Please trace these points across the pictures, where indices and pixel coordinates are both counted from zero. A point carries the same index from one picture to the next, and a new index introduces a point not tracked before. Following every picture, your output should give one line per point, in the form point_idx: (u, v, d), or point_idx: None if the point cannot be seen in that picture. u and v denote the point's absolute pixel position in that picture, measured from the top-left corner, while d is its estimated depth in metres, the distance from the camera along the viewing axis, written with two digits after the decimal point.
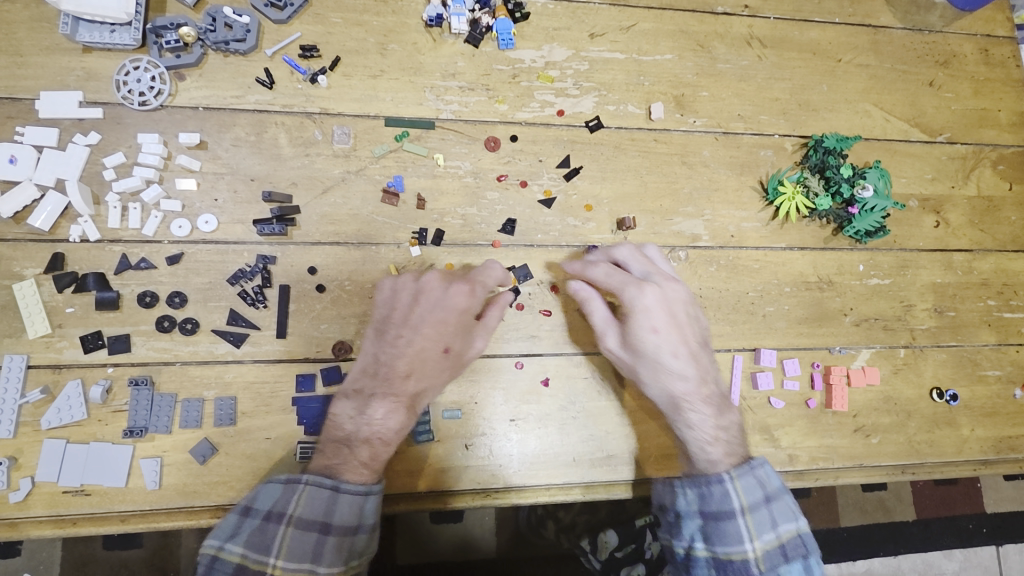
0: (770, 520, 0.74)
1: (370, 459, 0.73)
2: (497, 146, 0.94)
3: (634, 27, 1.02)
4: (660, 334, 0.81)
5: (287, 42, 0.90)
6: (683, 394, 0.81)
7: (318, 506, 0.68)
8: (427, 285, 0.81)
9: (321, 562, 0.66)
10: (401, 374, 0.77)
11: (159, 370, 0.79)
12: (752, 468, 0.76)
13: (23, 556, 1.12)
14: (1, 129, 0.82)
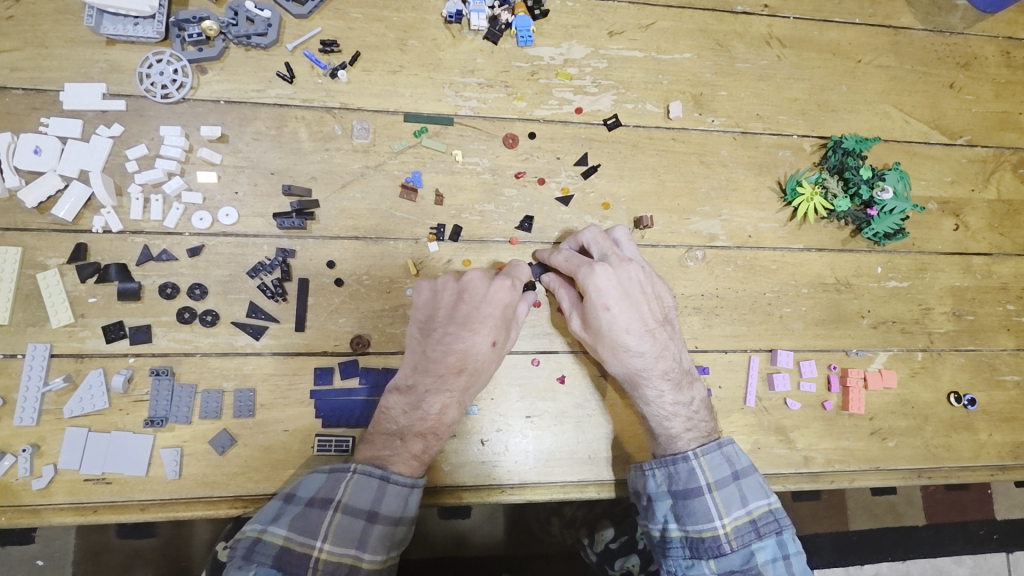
0: (740, 496, 0.77)
1: (423, 453, 0.76)
2: (515, 143, 0.94)
3: (653, 25, 1.01)
4: (614, 313, 0.78)
5: (308, 36, 0.91)
6: (641, 373, 0.79)
7: (365, 494, 0.71)
8: (471, 284, 0.80)
9: (365, 548, 0.70)
10: (448, 370, 0.77)
11: (179, 361, 0.79)
12: (719, 446, 0.78)
13: (38, 543, 1.14)
14: (26, 120, 0.83)
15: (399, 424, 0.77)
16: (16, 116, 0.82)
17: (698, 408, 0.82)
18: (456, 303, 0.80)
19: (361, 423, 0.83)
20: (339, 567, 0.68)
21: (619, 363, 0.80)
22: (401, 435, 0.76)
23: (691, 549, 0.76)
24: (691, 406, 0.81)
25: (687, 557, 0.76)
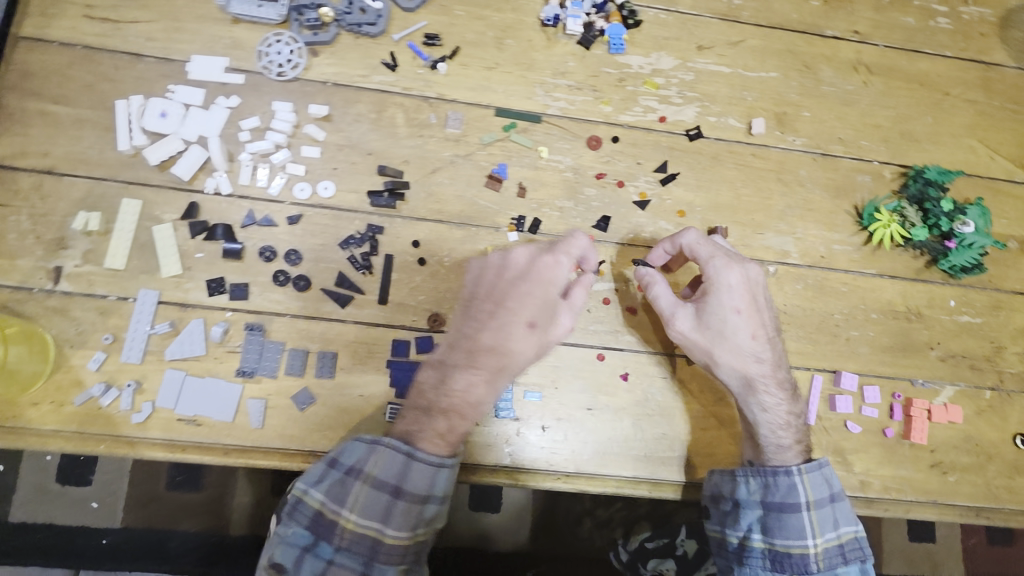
0: (833, 519, 0.80)
1: (449, 434, 0.76)
2: (598, 144, 0.97)
3: (742, 43, 1.04)
4: (741, 316, 0.82)
5: (413, 29, 0.96)
6: (760, 378, 0.82)
7: (393, 470, 0.73)
8: (510, 261, 0.83)
9: (389, 523, 0.72)
10: (484, 349, 0.79)
11: (271, 319, 0.85)
12: (821, 467, 0.81)
13: (94, 486, 1.25)
14: (154, 86, 0.90)
15: (429, 401, 0.77)
16: (146, 81, 0.89)
17: (803, 421, 0.85)
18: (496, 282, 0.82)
19: None
20: (363, 539, 0.71)
21: (733, 367, 0.82)
22: (427, 413, 0.77)
23: (774, 563, 0.79)
24: (798, 418, 0.84)
25: (767, 568, 0.79)
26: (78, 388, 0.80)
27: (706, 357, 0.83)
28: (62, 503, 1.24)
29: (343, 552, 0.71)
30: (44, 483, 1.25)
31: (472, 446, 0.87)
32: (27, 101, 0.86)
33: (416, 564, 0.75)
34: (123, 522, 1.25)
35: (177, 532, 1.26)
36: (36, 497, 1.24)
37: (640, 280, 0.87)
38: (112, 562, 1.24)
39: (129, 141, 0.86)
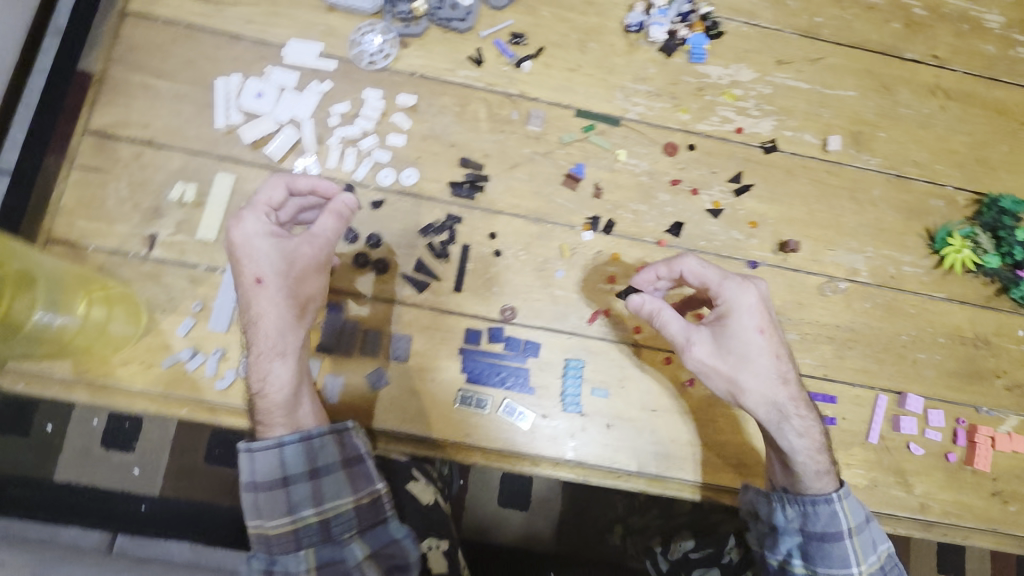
0: (872, 541, 0.83)
1: (268, 412, 0.79)
2: (675, 151, 0.98)
3: (821, 60, 1.05)
4: (765, 336, 0.79)
5: (500, 27, 0.98)
6: (787, 401, 0.80)
7: (245, 470, 0.79)
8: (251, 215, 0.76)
9: (265, 516, 0.78)
10: (248, 328, 0.77)
11: (351, 300, 0.88)
12: (848, 487, 0.83)
13: (136, 453, 1.40)
14: (251, 67, 0.92)
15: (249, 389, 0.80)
16: (243, 62, 0.92)
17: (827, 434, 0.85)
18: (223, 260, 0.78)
19: (503, 386, 0.88)
20: (252, 538, 0.78)
21: (761, 392, 0.80)
22: (252, 399, 0.79)
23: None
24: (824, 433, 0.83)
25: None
26: (165, 351, 0.83)
27: (729, 384, 0.81)
28: (106, 466, 1.38)
29: (247, 552, 0.79)
30: (92, 445, 1.39)
31: (537, 438, 0.88)
32: (130, 74, 0.90)
33: (330, 543, 0.79)
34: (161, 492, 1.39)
35: (213, 505, 1.41)
36: (83, 458, 1.38)
37: (644, 310, 0.81)
38: (146, 530, 1.37)
39: (226, 119, 0.90)
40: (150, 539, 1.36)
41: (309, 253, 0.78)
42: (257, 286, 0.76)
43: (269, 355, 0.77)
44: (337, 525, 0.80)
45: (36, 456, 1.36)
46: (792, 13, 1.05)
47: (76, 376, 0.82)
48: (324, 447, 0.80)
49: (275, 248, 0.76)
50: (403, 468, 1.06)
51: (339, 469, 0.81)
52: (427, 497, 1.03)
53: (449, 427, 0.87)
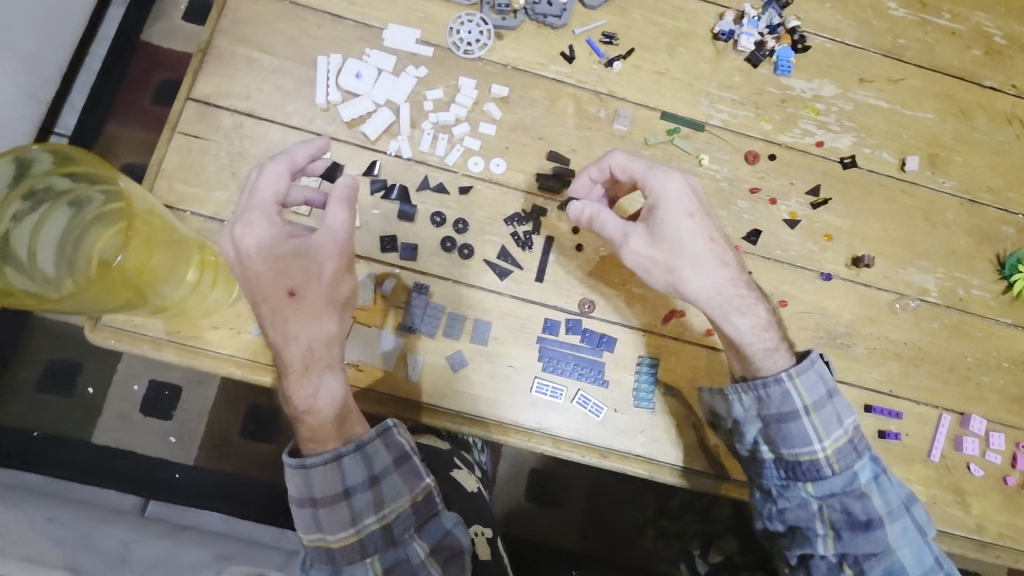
0: (838, 416, 0.83)
1: (319, 427, 0.75)
2: (756, 160, 0.99)
3: (902, 81, 1.06)
4: (695, 220, 0.79)
5: (593, 26, 1.00)
6: (727, 285, 0.80)
7: (297, 487, 0.75)
8: (250, 218, 0.72)
9: (327, 529, 0.75)
10: (279, 345, 0.74)
11: (435, 282, 0.90)
12: (812, 365, 0.82)
13: (173, 422, 1.46)
14: (350, 47, 0.94)
15: (290, 409, 0.76)
16: (343, 42, 0.94)
17: (777, 321, 0.85)
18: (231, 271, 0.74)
19: (577, 377, 0.90)
20: (317, 551, 0.76)
21: (706, 283, 0.79)
22: (296, 422, 0.76)
23: (789, 471, 0.84)
24: (772, 316, 0.84)
25: (781, 476, 0.84)
26: (255, 318, 0.85)
27: (670, 281, 0.80)
28: (143, 431, 1.45)
29: (313, 565, 0.76)
30: (130, 411, 1.45)
31: (608, 431, 0.90)
32: (234, 46, 0.92)
33: (394, 546, 0.77)
34: (194, 461, 1.45)
35: (245, 477, 1.46)
36: (122, 423, 1.44)
37: (582, 214, 0.82)
38: (179, 497, 1.41)
39: (325, 96, 0.91)
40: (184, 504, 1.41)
41: (335, 251, 0.74)
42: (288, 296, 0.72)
43: (309, 370, 0.74)
44: (399, 526, 0.77)
45: (79, 417, 1.43)
46: (877, 32, 1.07)
47: (167, 336, 0.83)
48: (376, 451, 0.77)
49: (299, 251, 0.73)
50: (446, 455, 0.98)
51: (393, 471, 0.77)
52: (472, 485, 0.95)
53: (523, 413, 0.89)
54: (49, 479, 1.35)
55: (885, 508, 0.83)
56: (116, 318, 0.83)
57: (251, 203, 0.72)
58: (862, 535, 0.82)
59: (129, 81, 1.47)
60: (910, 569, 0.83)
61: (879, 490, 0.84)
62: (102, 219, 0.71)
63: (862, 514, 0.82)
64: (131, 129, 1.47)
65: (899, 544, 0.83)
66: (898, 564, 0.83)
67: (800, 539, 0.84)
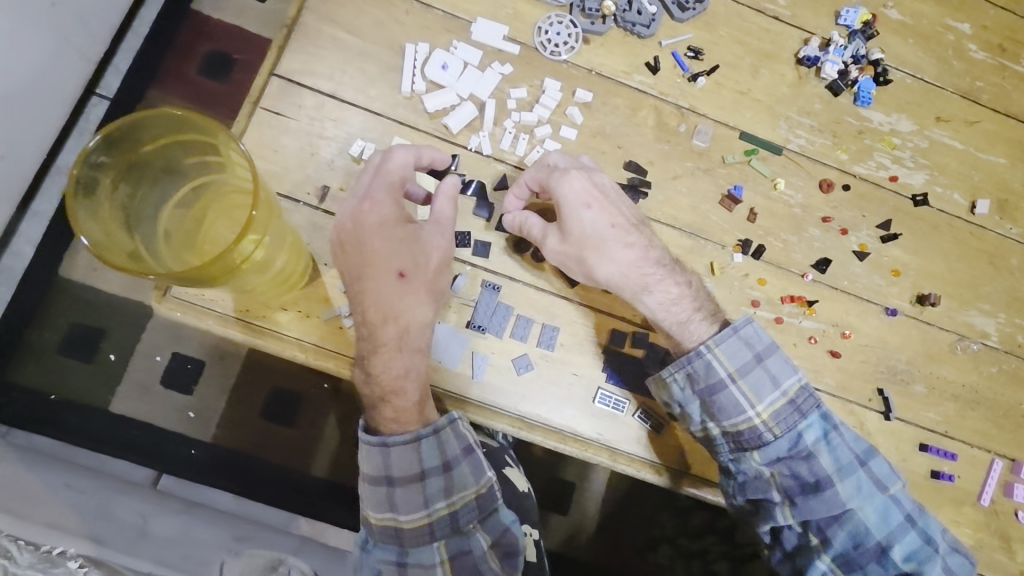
0: (769, 380, 0.85)
1: (403, 409, 0.77)
2: (831, 189, 0.99)
3: (978, 124, 1.06)
4: (594, 210, 0.82)
5: (680, 39, 0.99)
6: (636, 268, 0.83)
7: (375, 463, 0.77)
8: (374, 197, 0.77)
9: (400, 509, 0.77)
10: (377, 322, 0.77)
11: (506, 283, 0.88)
12: (735, 333, 0.85)
13: (194, 397, 1.37)
14: (437, 37, 0.93)
15: (374, 389, 0.78)
16: (431, 31, 0.93)
17: (699, 291, 0.87)
18: (336, 244, 0.78)
19: (639, 391, 0.90)
20: (385, 530, 0.77)
21: (615, 267, 0.83)
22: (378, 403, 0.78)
23: (736, 444, 0.85)
24: (688, 289, 0.86)
25: (731, 450, 0.86)
26: (326, 306, 0.85)
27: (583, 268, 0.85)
28: (163, 405, 1.35)
29: (379, 545, 0.78)
30: (150, 382, 1.35)
31: (668, 449, 0.90)
32: (321, 24, 0.90)
33: (459, 535, 0.78)
34: (212, 438, 1.36)
35: (259, 460, 1.37)
36: (142, 395, 1.35)
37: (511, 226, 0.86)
38: (192, 473, 1.34)
39: (410, 85, 0.90)
40: (197, 483, 1.34)
41: (442, 243, 0.79)
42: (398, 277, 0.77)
43: (402, 350, 0.78)
44: (464, 516, 0.78)
45: (97, 385, 1.34)
46: (956, 73, 1.06)
47: (235, 314, 0.83)
48: (450, 437, 0.79)
49: (412, 237, 0.78)
50: (497, 452, 0.97)
51: (464, 459, 0.79)
52: (523, 484, 0.95)
53: (583, 423, 0.88)
54: (59, 444, 1.30)
55: (834, 466, 0.84)
56: (184, 291, 0.83)
57: (376, 182, 0.77)
58: (814, 497, 0.84)
59: (174, 49, 1.43)
60: (875, 528, 0.84)
61: (829, 448, 0.85)
62: (198, 190, 0.74)
63: (810, 476, 0.84)
64: (171, 96, 1.42)
65: (857, 504, 0.84)
66: (861, 525, 0.84)
67: (762, 512, 0.86)
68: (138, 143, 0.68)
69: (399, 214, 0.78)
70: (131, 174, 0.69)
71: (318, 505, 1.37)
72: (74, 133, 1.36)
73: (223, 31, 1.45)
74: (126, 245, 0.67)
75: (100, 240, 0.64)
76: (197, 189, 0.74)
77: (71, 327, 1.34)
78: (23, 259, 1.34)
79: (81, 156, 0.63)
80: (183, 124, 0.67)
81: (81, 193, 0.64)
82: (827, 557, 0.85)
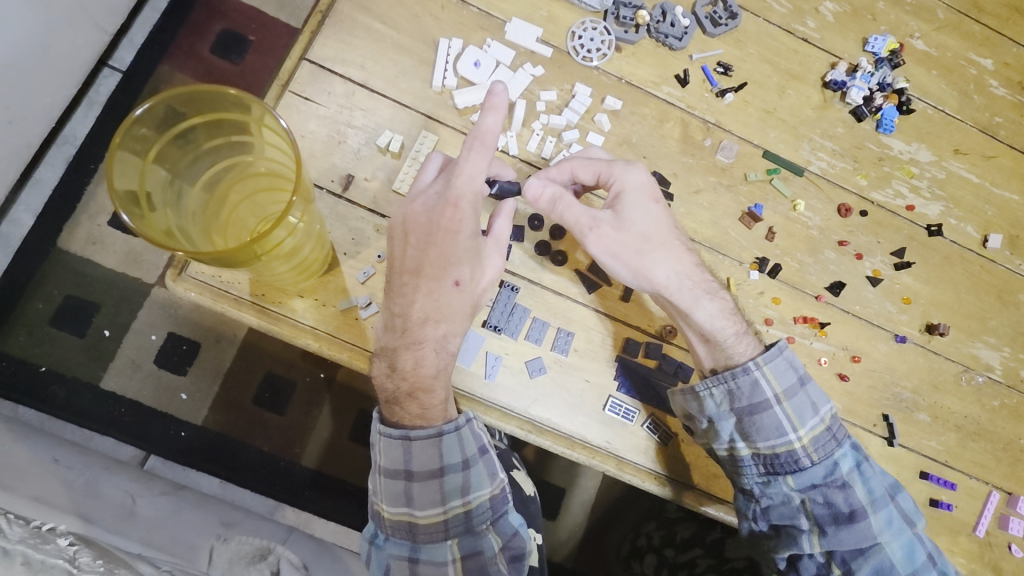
0: (810, 405, 0.86)
1: (431, 405, 0.78)
2: (848, 214, 0.99)
3: (995, 159, 1.07)
4: (658, 207, 0.84)
5: (710, 54, 0.99)
6: (692, 271, 0.84)
7: (395, 456, 0.78)
8: (454, 201, 0.75)
9: (416, 504, 0.78)
10: (418, 321, 0.78)
11: (524, 285, 0.88)
12: (780, 352, 0.85)
13: (187, 378, 1.34)
14: (470, 34, 0.92)
15: (406, 385, 0.77)
16: (464, 27, 0.92)
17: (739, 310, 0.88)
18: (401, 232, 0.78)
19: (649, 402, 0.90)
20: (400, 525, 0.79)
21: (672, 266, 0.83)
22: (408, 398, 0.78)
23: (769, 466, 0.85)
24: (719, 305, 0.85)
25: (762, 473, 0.86)
26: (343, 295, 0.84)
27: (636, 267, 0.83)
28: (155, 384, 1.33)
29: (392, 539, 0.79)
30: (144, 360, 1.33)
31: (674, 462, 0.90)
32: (356, 13, 0.89)
33: (471, 534, 0.79)
34: (202, 421, 1.34)
35: (249, 447, 1.34)
36: (132, 372, 1.32)
37: (545, 198, 0.82)
38: (180, 455, 1.32)
39: (442, 80, 0.90)
40: (184, 466, 1.32)
41: (496, 262, 0.81)
42: (452, 288, 0.78)
43: (439, 354, 0.78)
44: (478, 516, 0.79)
45: (90, 361, 1.31)
46: (976, 107, 1.07)
47: (251, 298, 0.82)
48: (469, 436, 0.79)
49: (474, 252, 0.78)
50: (505, 455, 0.98)
51: (481, 459, 0.80)
52: (529, 488, 0.96)
53: (592, 430, 0.88)
54: (45, 417, 1.28)
55: (868, 497, 0.85)
56: (201, 272, 0.82)
57: (456, 185, 0.75)
58: (846, 528, 0.85)
59: (189, 25, 1.40)
60: (899, 564, 0.86)
61: (862, 478, 0.86)
62: (235, 167, 0.74)
63: (844, 506, 0.85)
64: (183, 73, 1.39)
65: (886, 538, 0.86)
66: (885, 559, 0.86)
67: (782, 536, 0.86)
68: (180, 119, 0.68)
69: (473, 226, 0.76)
70: (169, 150, 0.69)
71: (307, 496, 1.35)
72: (83, 103, 1.35)
73: (239, 10, 1.42)
74: (160, 222, 0.67)
75: (136, 213, 0.64)
76: (228, 171, 0.74)
77: (65, 299, 1.31)
78: (23, 227, 1.31)
79: (124, 126, 0.63)
80: (229, 104, 0.68)
81: (118, 164, 0.64)
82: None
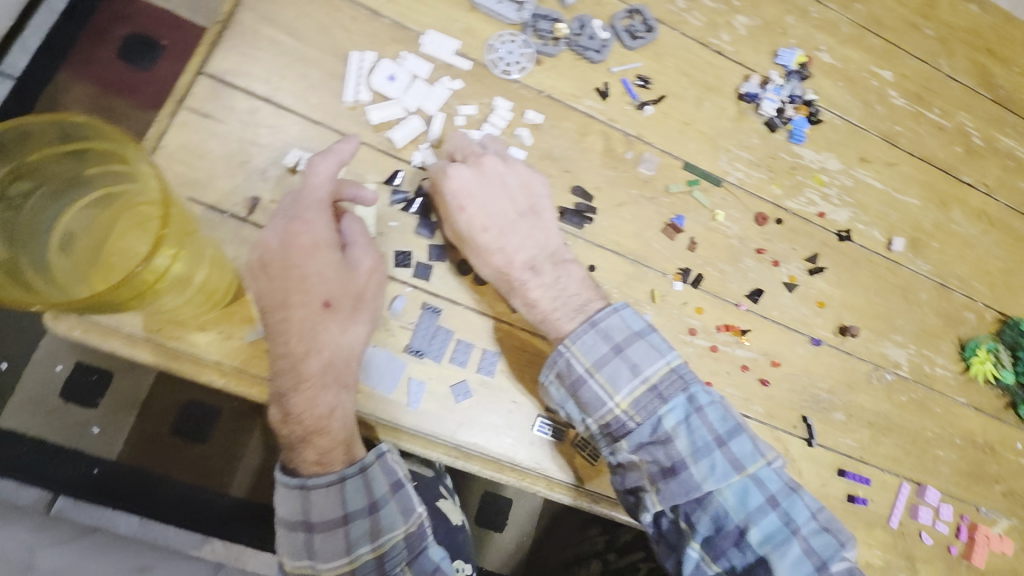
0: (628, 368, 0.81)
1: (328, 449, 0.75)
2: (765, 222, 1.03)
3: (896, 166, 1.12)
4: (467, 213, 0.82)
5: (629, 67, 0.99)
6: (511, 267, 0.83)
7: (293, 506, 0.74)
8: (304, 216, 0.73)
9: (318, 557, 0.74)
10: (300, 356, 0.74)
11: (448, 306, 0.86)
12: (593, 327, 0.82)
13: (97, 410, 1.24)
14: (384, 46, 0.89)
15: (298, 428, 0.74)
16: (378, 40, 0.89)
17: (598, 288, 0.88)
18: (262, 268, 0.74)
19: None
20: None
21: (489, 267, 0.83)
22: (300, 442, 0.75)
23: (609, 435, 0.82)
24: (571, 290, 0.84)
25: (608, 444, 0.83)
26: (249, 326, 0.79)
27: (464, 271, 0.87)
28: (58, 420, 1.22)
29: None
30: (45, 395, 1.22)
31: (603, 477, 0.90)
32: (261, 24, 0.84)
33: None
34: (117, 455, 1.24)
35: (172, 479, 1.26)
36: (32, 409, 1.21)
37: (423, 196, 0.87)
38: (94, 495, 1.21)
39: (354, 95, 0.86)
40: (98, 506, 1.22)
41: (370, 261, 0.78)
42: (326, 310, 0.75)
43: (327, 387, 0.75)
44: (392, 559, 0.76)
45: None
46: (879, 116, 1.13)
47: (145, 334, 0.76)
48: (376, 476, 0.76)
49: (343, 265, 0.76)
50: (432, 483, 0.99)
51: (392, 498, 0.77)
52: (455, 516, 0.97)
53: (521, 452, 0.87)
54: None
55: (690, 448, 0.79)
56: None
57: (304, 202, 0.74)
58: (673, 480, 0.79)
59: (87, 28, 1.29)
60: (733, 510, 0.78)
61: (688, 430, 0.80)
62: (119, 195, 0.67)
63: (667, 460, 0.79)
64: (81, 82, 1.28)
65: (714, 487, 0.78)
66: (720, 507, 0.78)
67: (637, 500, 0.82)
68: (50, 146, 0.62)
69: (330, 238, 0.75)
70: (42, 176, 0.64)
71: (232, 527, 1.28)
72: None
73: (144, 14, 1.32)
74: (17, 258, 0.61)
75: None
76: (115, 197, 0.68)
77: None
78: None
79: None
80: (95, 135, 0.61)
81: None
82: (696, 544, 0.79)
